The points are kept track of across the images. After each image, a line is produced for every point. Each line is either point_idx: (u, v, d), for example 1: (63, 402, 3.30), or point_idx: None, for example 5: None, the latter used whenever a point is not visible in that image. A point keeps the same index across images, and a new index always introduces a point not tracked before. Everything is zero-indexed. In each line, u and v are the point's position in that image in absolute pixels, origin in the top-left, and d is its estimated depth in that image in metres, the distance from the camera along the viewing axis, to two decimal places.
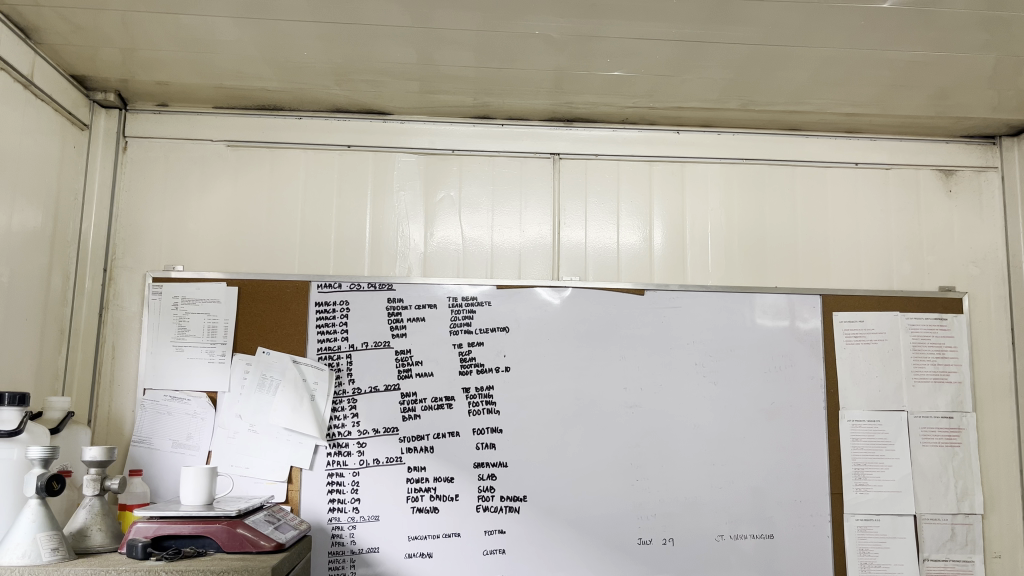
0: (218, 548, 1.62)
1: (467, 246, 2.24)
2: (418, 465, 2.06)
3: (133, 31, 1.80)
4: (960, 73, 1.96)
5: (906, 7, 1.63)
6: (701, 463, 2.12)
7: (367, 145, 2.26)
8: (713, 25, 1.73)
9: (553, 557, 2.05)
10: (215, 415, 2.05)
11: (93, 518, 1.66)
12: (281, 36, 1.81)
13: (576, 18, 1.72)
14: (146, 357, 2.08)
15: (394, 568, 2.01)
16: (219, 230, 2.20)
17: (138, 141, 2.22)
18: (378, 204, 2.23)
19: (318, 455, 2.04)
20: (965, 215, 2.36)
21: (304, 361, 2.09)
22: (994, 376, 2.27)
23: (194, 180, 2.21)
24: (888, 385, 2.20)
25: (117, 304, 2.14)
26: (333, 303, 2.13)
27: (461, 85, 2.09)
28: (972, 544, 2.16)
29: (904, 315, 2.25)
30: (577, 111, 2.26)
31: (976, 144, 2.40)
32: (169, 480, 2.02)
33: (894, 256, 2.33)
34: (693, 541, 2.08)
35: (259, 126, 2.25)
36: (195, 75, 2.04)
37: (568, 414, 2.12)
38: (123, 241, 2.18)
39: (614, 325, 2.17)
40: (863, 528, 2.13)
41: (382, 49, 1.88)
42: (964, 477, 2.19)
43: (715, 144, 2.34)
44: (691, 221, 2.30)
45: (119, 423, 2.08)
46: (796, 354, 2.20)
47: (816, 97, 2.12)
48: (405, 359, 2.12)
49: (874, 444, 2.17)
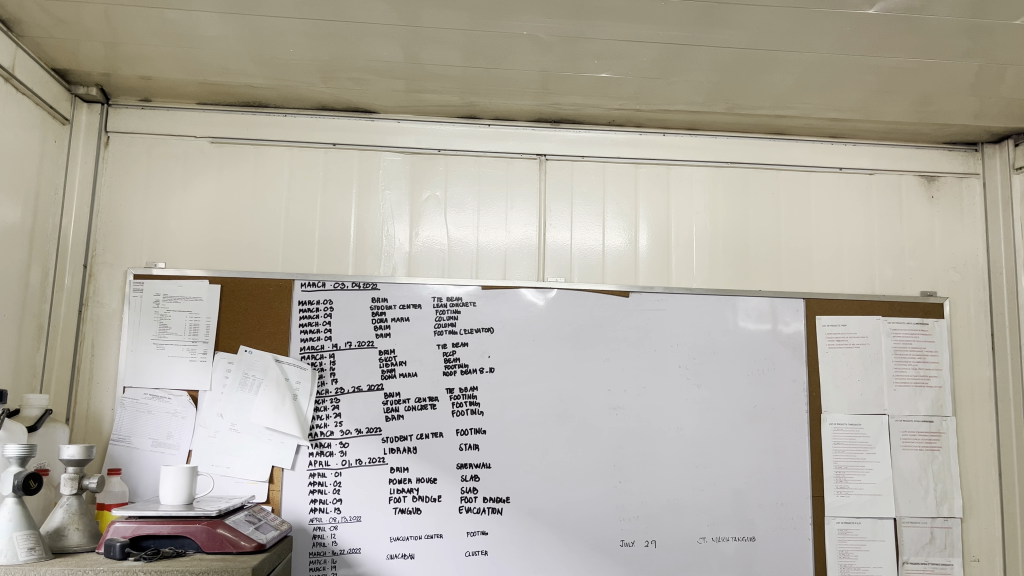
0: (198, 548, 1.60)
1: (453, 246, 2.23)
2: (401, 466, 2.05)
3: (117, 25, 1.79)
4: (944, 79, 1.97)
5: (891, 14, 1.64)
6: (684, 466, 2.13)
7: (352, 143, 2.24)
8: (700, 28, 1.73)
9: (535, 559, 2.04)
10: (196, 413, 2.03)
11: (70, 518, 1.64)
12: (268, 31, 1.80)
13: (563, 19, 1.71)
14: (127, 355, 2.06)
15: (376, 569, 2.00)
16: (202, 228, 2.18)
17: (120, 136, 2.20)
18: (363, 202, 2.22)
19: (300, 454, 2.03)
20: (947, 220, 2.38)
21: (287, 360, 2.08)
22: (973, 380, 2.30)
23: (176, 177, 2.19)
24: (870, 389, 2.22)
25: (96, 301, 2.11)
26: (316, 303, 2.11)
27: (448, 85, 2.09)
28: (951, 547, 2.18)
29: (886, 321, 2.27)
30: (564, 112, 2.25)
31: (958, 150, 2.42)
32: (148, 479, 2.00)
33: (878, 262, 2.34)
34: (676, 543, 2.09)
35: (245, 123, 2.23)
36: (179, 71, 2.02)
37: (552, 416, 2.12)
38: (103, 238, 2.15)
39: (599, 326, 2.17)
40: (844, 530, 2.14)
41: (370, 47, 1.87)
42: (944, 481, 2.21)
43: (701, 148, 2.34)
44: (677, 224, 2.30)
45: (98, 421, 2.05)
46: (778, 357, 2.21)
47: (801, 102, 2.13)
48: (388, 359, 2.11)
49: (855, 447, 2.18)
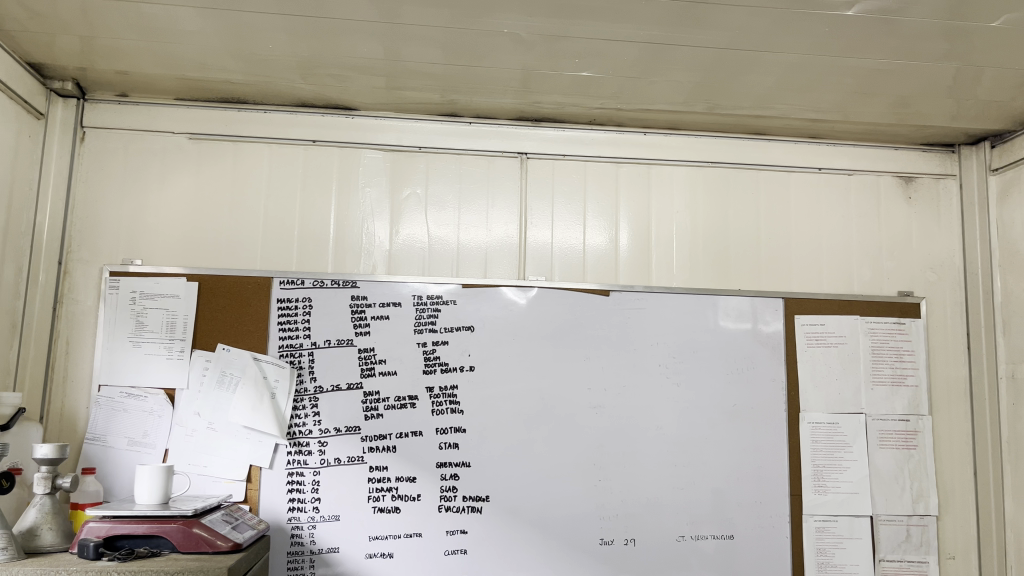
0: (173, 548, 1.59)
1: (434, 245, 2.22)
2: (381, 464, 2.05)
3: (93, 19, 1.76)
4: (922, 81, 1.99)
5: (869, 15, 1.66)
6: (664, 465, 2.13)
7: (332, 140, 2.23)
8: (681, 28, 1.74)
9: (515, 558, 2.04)
10: (173, 411, 2.01)
11: (43, 518, 1.62)
12: (246, 27, 1.78)
13: (544, 18, 1.71)
14: (102, 353, 2.03)
15: (354, 569, 1.99)
16: (180, 225, 2.16)
17: (97, 132, 2.17)
18: (343, 199, 2.21)
19: (278, 454, 2.02)
20: (924, 221, 2.40)
21: (264, 358, 2.06)
22: (949, 380, 2.32)
23: (154, 173, 2.17)
24: (848, 388, 2.24)
25: (71, 298, 2.09)
26: (295, 301, 2.10)
27: (429, 83, 2.08)
28: (927, 545, 2.20)
29: (864, 320, 2.29)
30: (545, 110, 2.25)
31: (935, 151, 2.45)
32: (123, 479, 1.98)
33: (856, 262, 2.36)
34: (655, 542, 2.09)
35: (224, 119, 2.21)
36: (157, 66, 2.01)
37: (532, 414, 2.11)
38: (78, 234, 2.12)
39: (580, 326, 2.17)
40: (821, 529, 2.15)
41: (349, 44, 1.86)
42: (920, 479, 2.23)
43: (682, 148, 2.35)
44: (658, 223, 2.30)
45: (72, 419, 2.03)
46: (758, 357, 2.22)
47: (781, 102, 2.14)
48: (368, 358, 2.10)
49: (833, 446, 2.20)
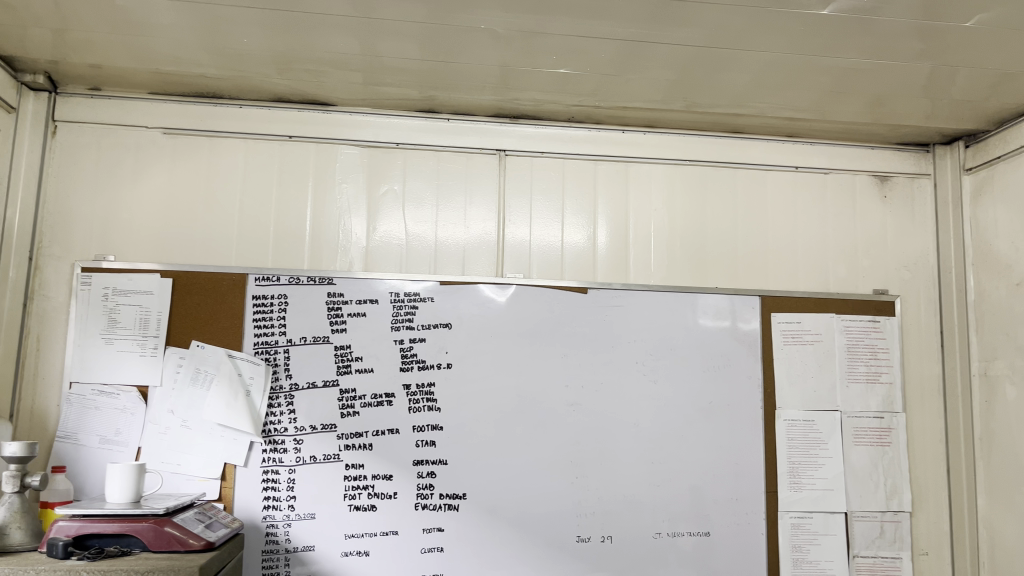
0: (144, 547, 1.57)
1: (411, 242, 2.21)
2: (357, 463, 2.03)
3: (63, 12, 1.74)
4: (897, 80, 2.00)
5: (843, 15, 1.66)
6: (640, 461, 2.14)
7: (308, 136, 2.21)
8: (657, 25, 1.74)
9: (491, 556, 2.04)
10: (146, 410, 1.99)
11: (11, 518, 1.60)
12: (220, 20, 1.76)
13: (520, 14, 1.71)
14: (74, 350, 2.01)
15: (330, 567, 1.98)
16: (154, 221, 2.13)
17: (69, 126, 2.14)
18: (320, 196, 2.19)
19: (253, 452, 2.00)
20: (899, 219, 2.42)
21: (239, 356, 2.04)
22: (923, 377, 2.34)
23: (127, 168, 2.15)
24: (823, 385, 2.25)
25: (42, 295, 2.06)
26: (270, 297, 2.08)
27: (406, 78, 2.07)
28: (900, 541, 2.22)
29: (839, 317, 2.30)
30: (524, 107, 2.25)
31: (910, 151, 2.46)
32: (95, 477, 1.95)
33: (832, 260, 2.37)
34: (632, 538, 2.10)
35: (199, 114, 2.19)
36: (130, 60, 1.98)
37: (509, 411, 2.11)
38: (50, 231, 2.09)
39: (557, 324, 2.17)
40: (796, 525, 2.17)
41: (325, 39, 1.85)
42: (894, 476, 2.24)
43: (660, 146, 2.36)
44: (636, 220, 2.31)
45: (43, 418, 2.00)
46: (735, 354, 2.23)
47: (758, 101, 2.15)
48: (344, 355, 2.08)
49: (808, 443, 2.21)
